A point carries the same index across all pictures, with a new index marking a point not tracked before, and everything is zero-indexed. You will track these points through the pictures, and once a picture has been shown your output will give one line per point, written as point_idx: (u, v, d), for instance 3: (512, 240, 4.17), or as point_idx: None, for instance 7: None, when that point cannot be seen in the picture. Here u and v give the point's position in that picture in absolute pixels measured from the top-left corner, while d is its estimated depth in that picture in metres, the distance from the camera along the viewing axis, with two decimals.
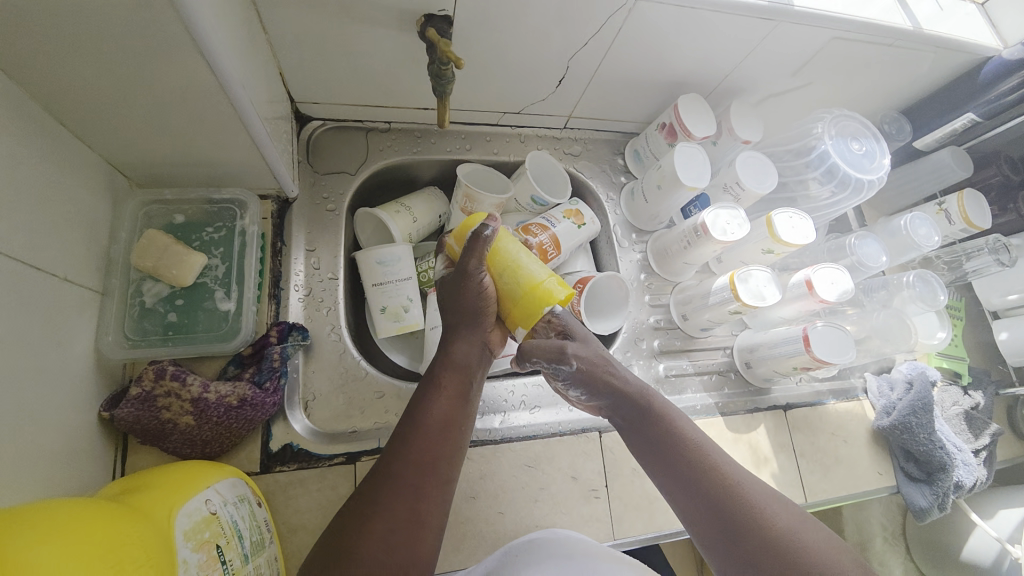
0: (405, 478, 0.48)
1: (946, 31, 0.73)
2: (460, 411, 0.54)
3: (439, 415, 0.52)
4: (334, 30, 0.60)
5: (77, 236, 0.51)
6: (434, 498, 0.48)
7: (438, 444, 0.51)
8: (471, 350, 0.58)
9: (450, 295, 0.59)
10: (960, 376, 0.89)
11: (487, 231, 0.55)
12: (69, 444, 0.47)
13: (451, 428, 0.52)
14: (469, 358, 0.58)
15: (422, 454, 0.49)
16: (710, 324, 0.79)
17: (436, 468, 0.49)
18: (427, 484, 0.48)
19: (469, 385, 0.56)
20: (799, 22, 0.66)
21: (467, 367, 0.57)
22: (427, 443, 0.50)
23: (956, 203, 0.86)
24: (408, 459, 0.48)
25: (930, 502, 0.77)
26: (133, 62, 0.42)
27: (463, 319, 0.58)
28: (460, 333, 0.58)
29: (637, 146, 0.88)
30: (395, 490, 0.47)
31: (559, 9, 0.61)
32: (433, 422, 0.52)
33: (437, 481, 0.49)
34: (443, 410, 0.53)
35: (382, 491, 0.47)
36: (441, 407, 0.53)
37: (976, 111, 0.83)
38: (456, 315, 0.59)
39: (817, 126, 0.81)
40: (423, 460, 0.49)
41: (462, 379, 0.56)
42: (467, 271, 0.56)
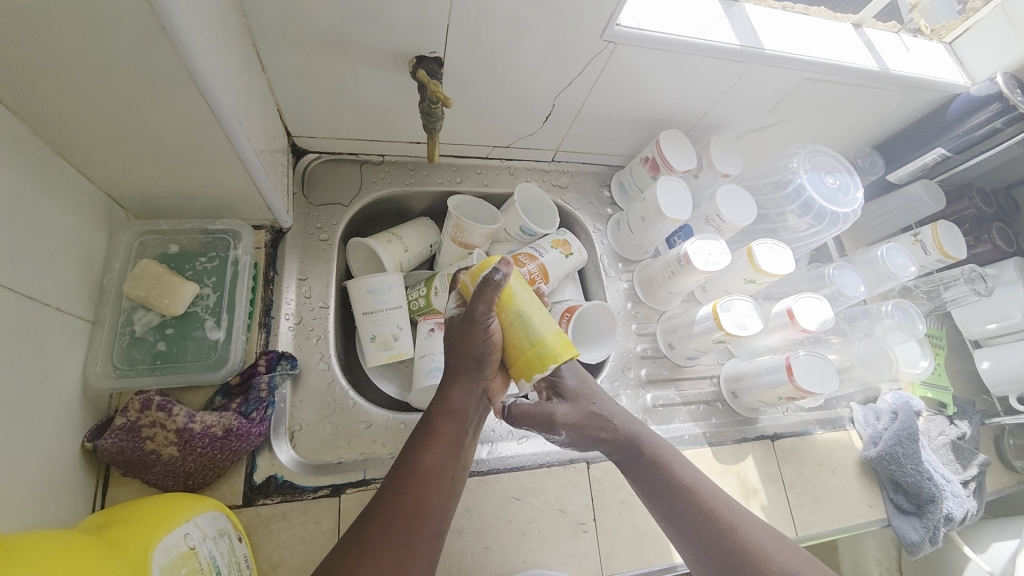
0: (394, 531, 0.47)
1: (913, 72, 0.78)
2: (454, 461, 0.53)
3: (433, 465, 0.52)
4: (330, 70, 0.63)
5: (72, 266, 0.52)
6: (422, 550, 0.48)
7: (429, 494, 0.50)
8: (468, 395, 0.57)
9: (457, 336, 0.57)
10: (945, 406, 0.90)
11: (498, 276, 0.54)
12: (50, 476, 0.47)
13: (444, 479, 0.52)
14: (467, 402, 0.56)
15: (414, 506, 0.49)
16: (696, 353, 0.81)
17: (427, 519, 0.49)
18: (415, 537, 0.48)
19: (465, 432, 0.56)
20: (770, 64, 0.70)
21: (464, 412, 0.56)
22: (419, 496, 0.50)
23: (931, 235, 0.89)
24: (398, 510, 0.48)
25: (922, 536, 0.76)
26: (136, 100, 0.45)
27: (461, 362, 0.57)
28: (457, 377, 0.57)
29: (622, 179, 0.92)
30: (384, 541, 0.46)
31: (544, 52, 0.65)
32: (427, 473, 0.51)
33: (426, 533, 0.48)
34: (437, 459, 0.52)
35: (374, 543, 0.46)
36: (436, 456, 0.52)
37: (945, 146, 0.86)
38: (457, 358, 0.57)
39: (793, 161, 0.84)
40: (413, 513, 0.49)
41: (457, 427, 0.55)
42: (475, 316, 0.55)
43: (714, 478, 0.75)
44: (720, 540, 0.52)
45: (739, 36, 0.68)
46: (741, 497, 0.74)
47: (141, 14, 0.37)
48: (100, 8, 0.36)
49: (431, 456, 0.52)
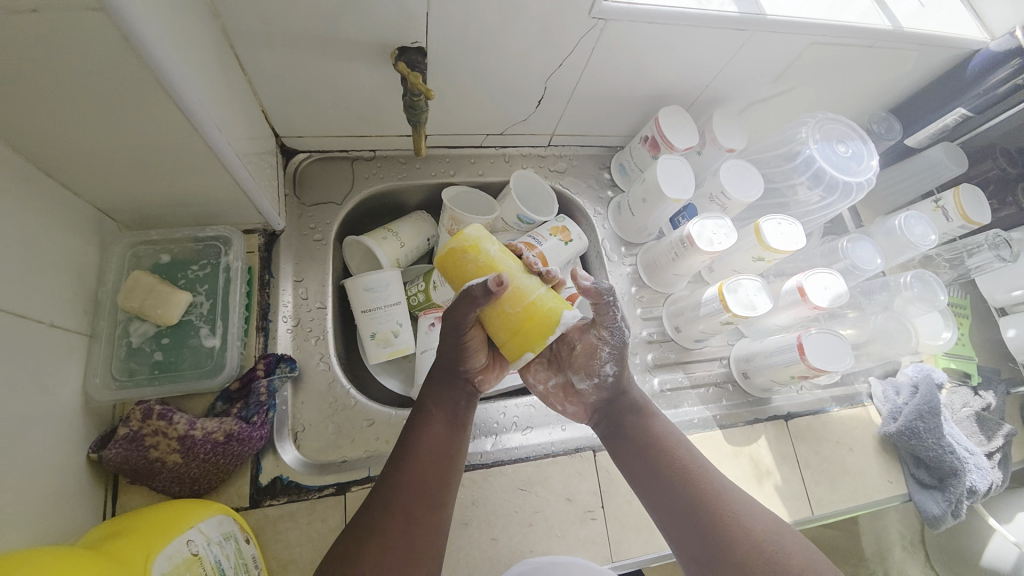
0: (398, 507, 0.49)
1: (928, 29, 0.73)
2: (452, 439, 0.55)
3: (430, 445, 0.54)
4: (311, 66, 0.62)
5: (65, 281, 0.53)
6: (425, 525, 0.49)
7: (428, 467, 0.52)
8: (460, 376, 0.59)
9: None
10: (970, 376, 0.86)
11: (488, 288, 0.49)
12: (57, 489, 0.48)
13: (442, 454, 0.53)
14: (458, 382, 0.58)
15: (415, 481, 0.51)
16: (704, 336, 0.78)
17: (429, 494, 0.51)
18: (417, 511, 0.50)
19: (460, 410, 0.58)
20: (773, 30, 0.65)
21: (457, 393, 0.58)
22: (420, 472, 0.52)
23: (952, 200, 0.84)
24: (401, 485, 0.50)
25: (944, 509, 0.74)
26: (107, 111, 0.44)
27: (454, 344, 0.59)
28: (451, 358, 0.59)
29: (622, 160, 0.88)
30: (389, 516, 0.48)
31: (530, 34, 0.62)
32: (424, 446, 0.53)
33: (428, 505, 0.50)
34: (434, 435, 0.54)
35: (380, 517, 0.48)
36: (434, 433, 0.55)
37: (966, 107, 0.80)
38: None
39: (801, 131, 0.80)
40: (415, 490, 0.50)
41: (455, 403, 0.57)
42: None
43: (725, 462, 0.73)
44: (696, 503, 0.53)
45: (737, 3, 0.64)
46: (755, 479, 0.73)
47: (103, 26, 0.36)
48: (61, 22, 0.35)
49: (430, 433, 0.55)
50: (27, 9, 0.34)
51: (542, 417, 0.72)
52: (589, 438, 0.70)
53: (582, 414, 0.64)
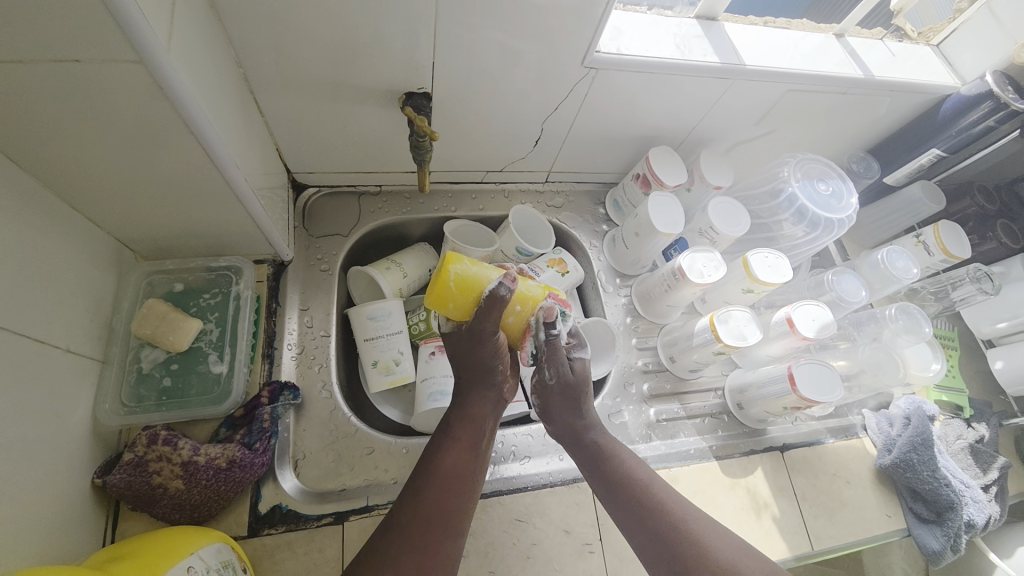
0: (415, 527, 0.50)
1: (898, 76, 0.79)
2: (472, 468, 0.56)
3: (450, 469, 0.55)
4: (324, 109, 0.66)
5: (82, 309, 0.55)
6: (443, 550, 0.49)
7: (446, 497, 0.53)
8: (485, 404, 0.60)
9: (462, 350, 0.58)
10: (961, 409, 0.88)
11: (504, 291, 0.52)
12: (62, 513, 0.49)
13: (462, 483, 0.54)
14: (485, 409, 0.60)
15: (433, 510, 0.51)
16: (699, 365, 0.80)
17: (451, 513, 0.52)
18: (433, 538, 0.50)
19: (481, 438, 0.59)
20: (753, 78, 0.71)
21: (478, 418, 0.59)
22: (437, 494, 0.52)
23: (932, 235, 0.88)
24: (417, 513, 0.51)
25: (943, 545, 0.73)
26: (138, 154, 0.48)
27: (477, 376, 0.59)
28: (475, 389, 0.60)
29: (616, 196, 0.93)
30: (406, 542, 0.49)
31: (530, 80, 0.67)
32: (444, 473, 0.54)
33: (444, 529, 0.51)
34: (453, 464, 0.55)
35: (397, 542, 0.49)
36: (454, 460, 0.56)
37: (940, 146, 0.85)
38: (469, 370, 0.59)
39: (784, 170, 0.84)
40: (433, 513, 0.51)
41: (476, 432, 0.58)
42: (480, 333, 0.55)
43: (723, 492, 0.74)
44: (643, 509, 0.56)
45: (718, 53, 0.69)
46: (752, 512, 0.73)
47: (139, 75, 0.40)
48: (101, 72, 0.39)
49: (449, 461, 0.55)
50: (72, 59, 0.38)
51: (539, 446, 0.72)
52: None
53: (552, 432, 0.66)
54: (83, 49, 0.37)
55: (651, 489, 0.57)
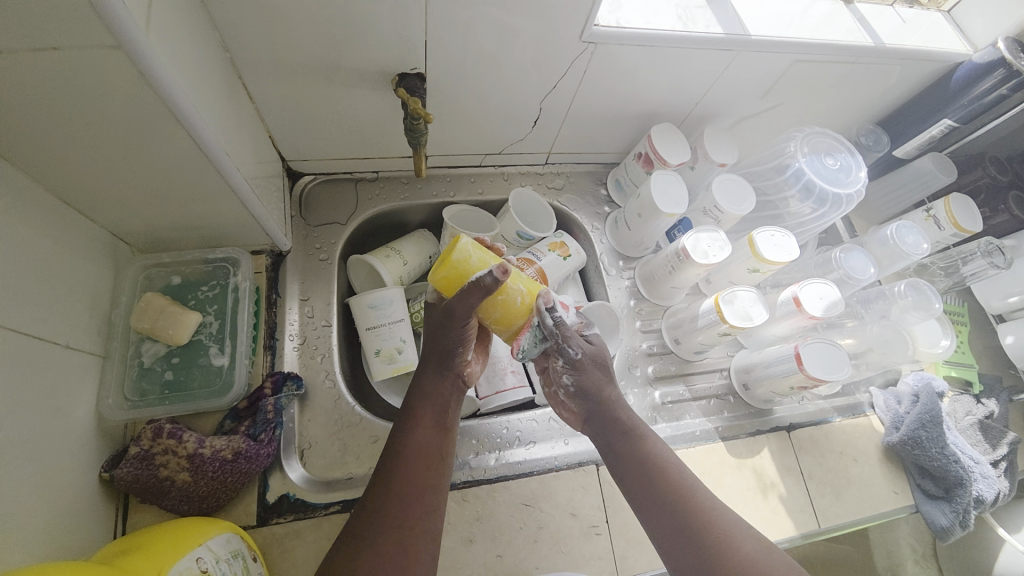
0: (392, 509, 0.50)
1: (910, 44, 0.76)
2: (439, 442, 0.56)
3: (416, 446, 0.54)
4: (317, 93, 0.64)
5: (80, 304, 0.55)
6: (420, 526, 0.50)
7: (416, 473, 0.52)
8: (444, 384, 0.59)
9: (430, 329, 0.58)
10: (971, 384, 0.87)
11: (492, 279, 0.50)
12: (72, 508, 0.49)
13: (429, 458, 0.54)
14: (445, 388, 0.59)
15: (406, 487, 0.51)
16: (704, 347, 0.79)
17: (424, 487, 0.52)
18: (411, 515, 0.50)
19: (446, 413, 0.58)
20: (759, 50, 0.68)
21: (441, 396, 0.58)
22: (408, 474, 0.52)
23: (943, 208, 0.86)
24: (389, 493, 0.51)
25: (952, 520, 0.74)
26: (126, 145, 0.47)
27: (435, 356, 0.59)
28: (432, 366, 0.59)
29: (618, 177, 0.91)
30: (384, 521, 0.49)
31: (526, 57, 0.65)
32: (411, 452, 0.54)
33: (421, 505, 0.51)
34: (418, 440, 0.55)
35: (373, 521, 0.49)
36: (420, 437, 0.55)
37: (952, 117, 0.82)
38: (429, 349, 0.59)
39: (790, 145, 0.82)
40: (406, 490, 0.51)
41: (439, 408, 0.58)
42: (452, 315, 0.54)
43: (729, 473, 0.73)
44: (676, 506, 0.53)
45: (722, 24, 0.66)
46: (758, 491, 0.73)
47: (121, 63, 0.39)
48: (82, 61, 0.38)
49: (413, 440, 0.55)
50: (50, 48, 0.36)
51: (544, 431, 0.72)
52: (592, 451, 0.71)
53: (574, 420, 0.63)
54: (61, 37, 0.36)
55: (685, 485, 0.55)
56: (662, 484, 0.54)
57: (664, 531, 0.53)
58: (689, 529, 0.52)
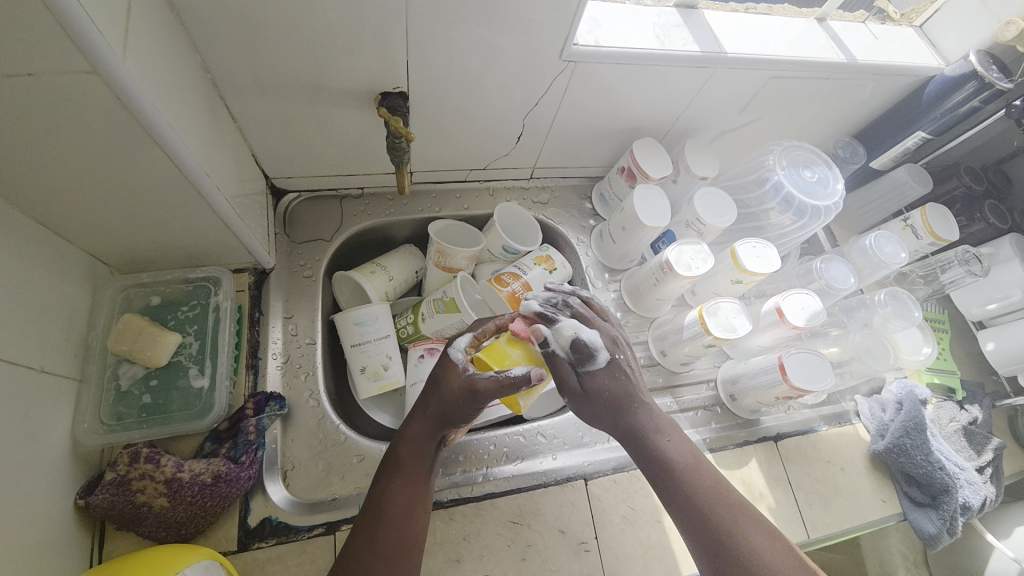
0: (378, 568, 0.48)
1: (883, 59, 0.78)
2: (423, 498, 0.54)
3: (406, 503, 0.52)
4: (300, 113, 0.65)
5: (55, 327, 0.54)
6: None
7: (405, 534, 0.51)
8: (429, 445, 0.57)
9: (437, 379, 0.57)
10: (954, 391, 0.88)
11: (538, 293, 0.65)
12: (44, 538, 0.48)
13: (414, 516, 0.52)
14: (430, 451, 0.57)
15: (393, 546, 0.49)
16: (690, 358, 0.80)
17: (407, 549, 0.50)
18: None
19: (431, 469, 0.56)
20: (735, 67, 0.70)
21: (425, 459, 0.56)
22: (396, 534, 0.50)
23: (920, 218, 0.87)
24: (376, 555, 0.49)
25: (939, 528, 0.74)
26: (102, 166, 0.46)
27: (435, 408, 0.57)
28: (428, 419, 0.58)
29: (602, 191, 0.92)
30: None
31: (508, 75, 0.65)
32: (399, 509, 0.52)
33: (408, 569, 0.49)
34: (407, 497, 0.53)
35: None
36: (408, 493, 0.53)
37: (926, 128, 0.84)
38: (434, 400, 0.58)
39: (769, 159, 0.84)
40: (393, 550, 0.49)
41: (426, 464, 0.56)
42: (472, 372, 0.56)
43: None
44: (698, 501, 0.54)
45: (698, 42, 0.68)
46: None
47: (98, 87, 0.39)
48: (55, 86, 0.38)
49: (401, 495, 0.53)
50: (23, 73, 0.36)
51: (532, 446, 0.72)
52: (580, 466, 0.70)
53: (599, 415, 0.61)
54: (35, 62, 0.36)
55: (704, 484, 0.55)
56: (685, 478, 0.56)
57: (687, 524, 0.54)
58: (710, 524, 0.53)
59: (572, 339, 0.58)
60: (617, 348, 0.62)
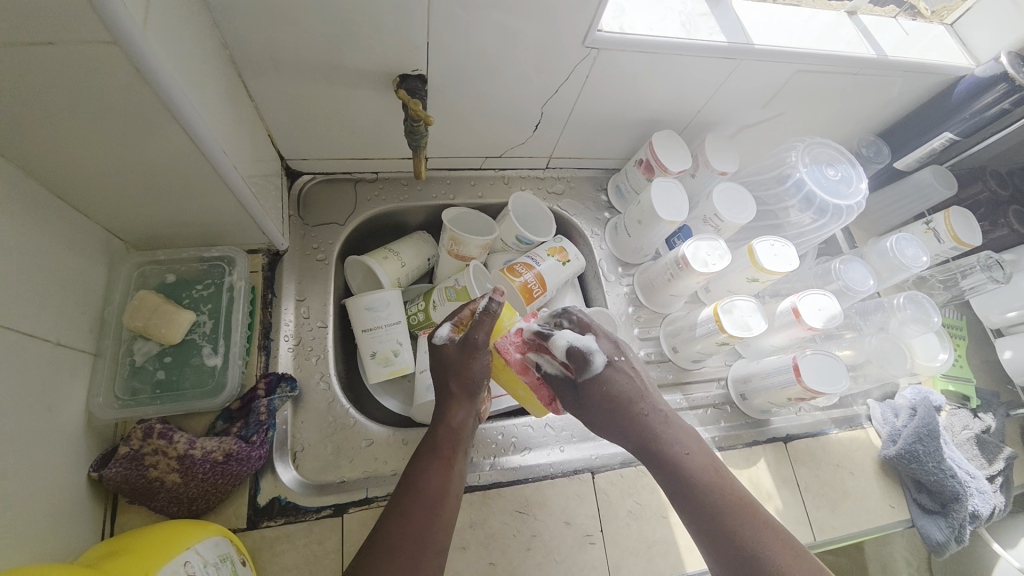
0: (405, 551, 0.47)
1: (913, 56, 0.76)
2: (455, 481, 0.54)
3: (436, 486, 0.52)
4: (318, 94, 0.64)
5: (72, 301, 0.54)
6: (430, 567, 0.48)
7: (436, 515, 0.50)
8: (467, 420, 0.58)
9: (454, 362, 0.58)
10: (968, 399, 0.87)
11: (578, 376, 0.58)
12: (59, 508, 0.48)
13: (446, 498, 0.52)
14: (467, 425, 0.58)
15: (422, 527, 0.49)
16: (701, 356, 0.79)
17: (437, 524, 0.50)
18: (424, 556, 0.48)
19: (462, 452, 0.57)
20: (761, 59, 0.68)
21: (462, 436, 0.57)
22: (424, 516, 0.50)
23: (943, 221, 0.85)
24: (402, 532, 0.49)
25: (947, 536, 0.73)
26: (121, 140, 0.46)
27: (460, 388, 0.59)
28: (456, 400, 0.59)
29: (618, 183, 0.90)
30: (393, 562, 0.46)
31: (529, 61, 0.64)
32: (428, 491, 0.52)
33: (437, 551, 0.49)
34: (437, 479, 0.53)
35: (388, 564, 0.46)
36: (439, 475, 0.53)
37: (953, 130, 0.82)
38: (455, 382, 0.58)
39: (791, 155, 0.82)
40: (423, 526, 0.49)
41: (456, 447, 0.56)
42: (475, 343, 0.57)
43: None
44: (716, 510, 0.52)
45: (725, 33, 0.66)
46: None
47: (118, 59, 0.38)
48: (76, 56, 0.37)
49: (432, 478, 0.53)
50: (45, 43, 0.36)
51: (541, 437, 0.72)
52: (587, 459, 0.70)
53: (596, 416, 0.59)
54: (57, 32, 0.35)
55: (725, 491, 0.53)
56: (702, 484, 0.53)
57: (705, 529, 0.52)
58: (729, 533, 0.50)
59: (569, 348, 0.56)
60: (620, 349, 0.59)
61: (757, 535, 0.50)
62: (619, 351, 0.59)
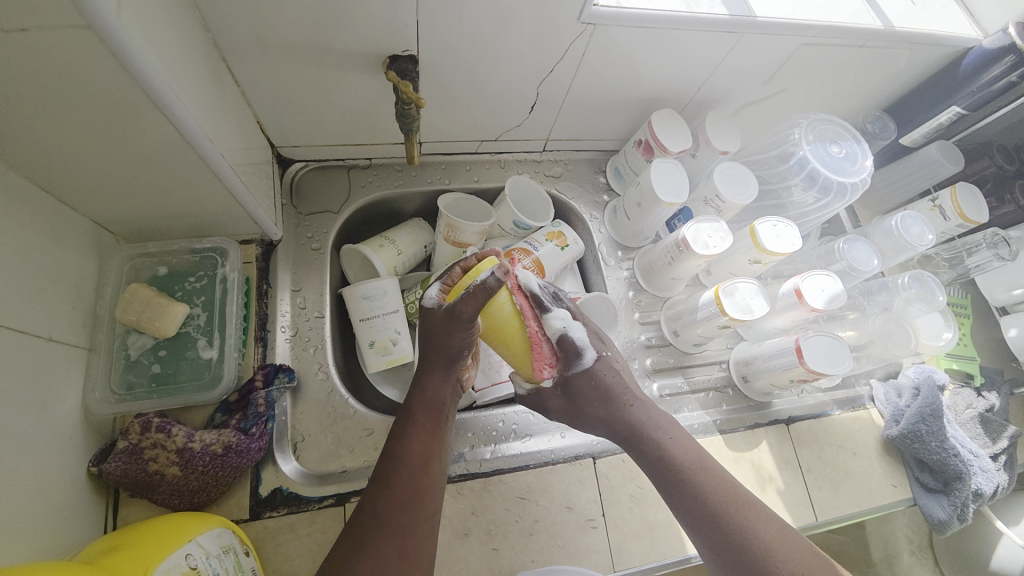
0: (392, 518, 0.48)
1: (920, 27, 0.73)
2: (439, 447, 0.54)
3: (420, 453, 0.52)
4: (306, 78, 0.62)
5: (63, 296, 0.53)
6: (421, 531, 0.48)
7: (422, 481, 0.51)
8: (447, 388, 0.58)
9: (434, 332, 0.57)
10: (972, 377, 0.86)
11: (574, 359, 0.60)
12: (60, 505, 0.48)
13: (430, 464, 0.52)
14: (447, 395, 0.58)
15: (408, 495, 0.50)
16: (703, 339, 0.78)
17: (424, 486, 0.51)
18: (414, 521, 0.48)
19: (444, 418, 0.56)
20: (764, 33, 0.66)
21: (442, 402, 0.57)
22: (409, 484, 0.50)
23: (949, 198, 0.84)
24: (391, 499, 0.49)
25: (950, 514, 0.74)
26: (104, 128, 0.44)
27: (436, 358, 0.58)
28: (435, 370, 0.58)
29: (617, 164, 0.89)
30: (383, 530, 0.47)
31: (523, 40, 0.62)
32: (413, 459, 0.52)
33: (426, 516, 0.49)
34: (421, 446, 0.53)
35: (377, 534, 0.47)
36: (420, 444, 0.53)
37: (961, 103, 0.80)
38: (432, 352, 0.57)
39: (795, 133, 0.80)
40: (411, 488, 0.50)
41: (437, 415, 0.56)
42: (457, 314, 0.54)
43: (728, 467, 0.73)
44: (702, 493, 0.54)
45: (726, 6, 0.64)
46: (756, 484, 0.72)
47: (94, 44, 0.37)
48: (53, 41, 0.36)
49: (415, 446, 0.53)
50: (17, 28, 0.34)
51: (541, 424, 0.71)
52: (589, 445, 0.70)
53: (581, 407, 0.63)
54: (29, 16, 0.34)
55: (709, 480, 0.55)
56: (686, 467, 0.56)
57: (691, 511, 0.54)
58: (712, 516, 0.52)
59: (564, 333, 0.58)
60: (605, 345, 0.64)
61: (735, 518, 0.52)
62: (606, 348, 0.64)
